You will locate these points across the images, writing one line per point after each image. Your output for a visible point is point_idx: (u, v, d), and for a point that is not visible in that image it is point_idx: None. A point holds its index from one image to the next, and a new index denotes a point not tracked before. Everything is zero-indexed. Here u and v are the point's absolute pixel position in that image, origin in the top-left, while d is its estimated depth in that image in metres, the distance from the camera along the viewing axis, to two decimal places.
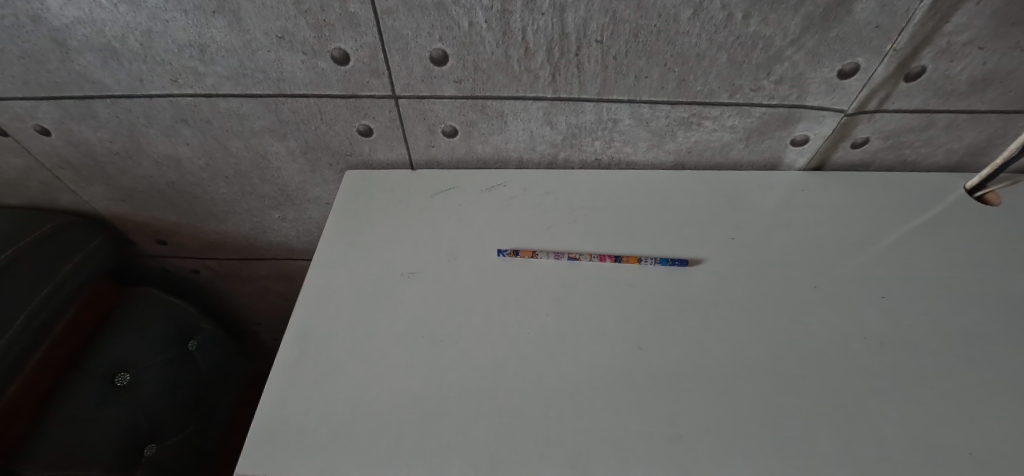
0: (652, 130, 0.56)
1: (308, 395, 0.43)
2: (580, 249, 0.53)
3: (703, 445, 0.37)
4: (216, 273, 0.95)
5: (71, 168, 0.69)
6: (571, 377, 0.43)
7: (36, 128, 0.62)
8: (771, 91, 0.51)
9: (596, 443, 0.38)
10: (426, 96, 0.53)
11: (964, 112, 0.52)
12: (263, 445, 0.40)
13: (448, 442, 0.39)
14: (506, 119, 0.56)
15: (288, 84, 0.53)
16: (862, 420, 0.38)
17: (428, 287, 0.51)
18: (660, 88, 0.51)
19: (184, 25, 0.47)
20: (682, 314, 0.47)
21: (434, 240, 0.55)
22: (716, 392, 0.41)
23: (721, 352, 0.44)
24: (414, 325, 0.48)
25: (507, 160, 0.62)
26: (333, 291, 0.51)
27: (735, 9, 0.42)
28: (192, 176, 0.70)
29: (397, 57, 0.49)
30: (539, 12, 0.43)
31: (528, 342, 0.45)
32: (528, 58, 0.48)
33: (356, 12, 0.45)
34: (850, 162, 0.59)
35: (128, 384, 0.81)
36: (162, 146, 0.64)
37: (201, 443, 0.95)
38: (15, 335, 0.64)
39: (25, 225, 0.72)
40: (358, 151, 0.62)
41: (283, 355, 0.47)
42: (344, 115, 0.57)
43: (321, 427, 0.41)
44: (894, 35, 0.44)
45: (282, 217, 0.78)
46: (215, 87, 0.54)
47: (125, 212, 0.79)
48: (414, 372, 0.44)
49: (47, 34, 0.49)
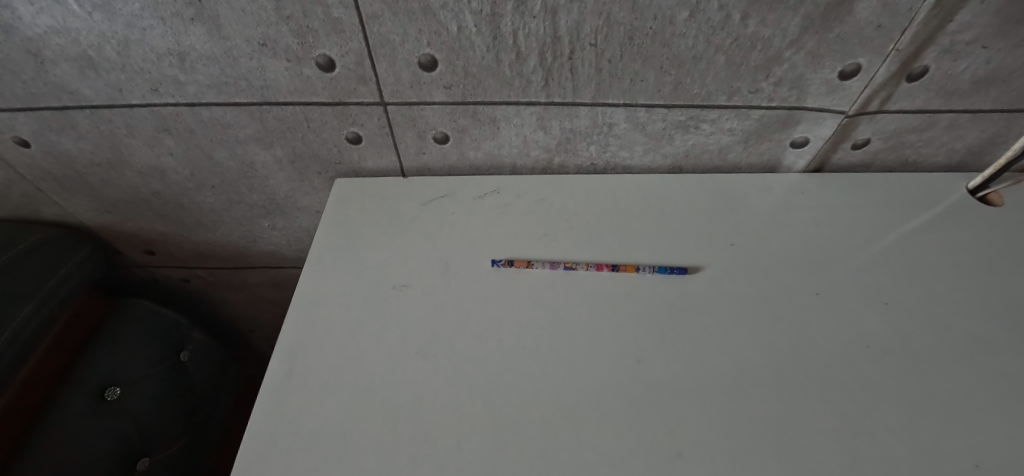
0: (648, 134, 0.55)
1: (298, 414, 0.42)
2: (575, 258, 0.52)
3: (704, 461, 0.36)
4: (208, 283, 0.93)
5: (53, 180, 0.67)
6: (567, 390, 0.42)
7: (14, 140, 0.60)
8: (770, 92, 0.49)
9: (592, 463, 0.37)
10: (415, 103, 0.52)
11: (966, 111, 0.50)
12: (250, 470, 0.39)
13: (440, 465, 0.38)
14: (498, 124, 0.54)
15: (272, 92, 0.51)
16: (865, 432, 0.38)
17: (422, 300, 0.49)
18: (656, 91, 0.49)
19: (162, 32, 0.46)
20: (680, 325, 0.46)
21: (426, 250, 0.54)
22: (716, 406, 0.40)
23: (721, 366, 0.42)
24: (406, 340, 0.46)
25: (501, 166, 0.61)
26: (324, 305, 0.50)
27: (733, 9, 0.41)
28: (178, 186, 0.68)
29: (384, 63, 0.47)
30: (530, 15, 0.42)
31: (522, 356, 0.44)
32: (520, 62, 0.47)
33: (340, 18, 0.43)
34: (851, 163, 0.58)
35: (117, 398, 0.78)
36: (146, 156, 0.62)
37: (193, 455, 0.93)
38: (10, 336, 0.64)
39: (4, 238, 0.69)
40: (348, 158, 0.60)
41: (271, 374, 0.45)
42: (332, 122, 0.55)
43: (312, 447, 0.40)
44: (896, 35, 0.43)
45: (272, 225, 0.76)
46: (197, 95, 0.52)
47: (111, 222, 0.77)
48: (409, 388, 0.43)
49: (20, 44, 0.48)
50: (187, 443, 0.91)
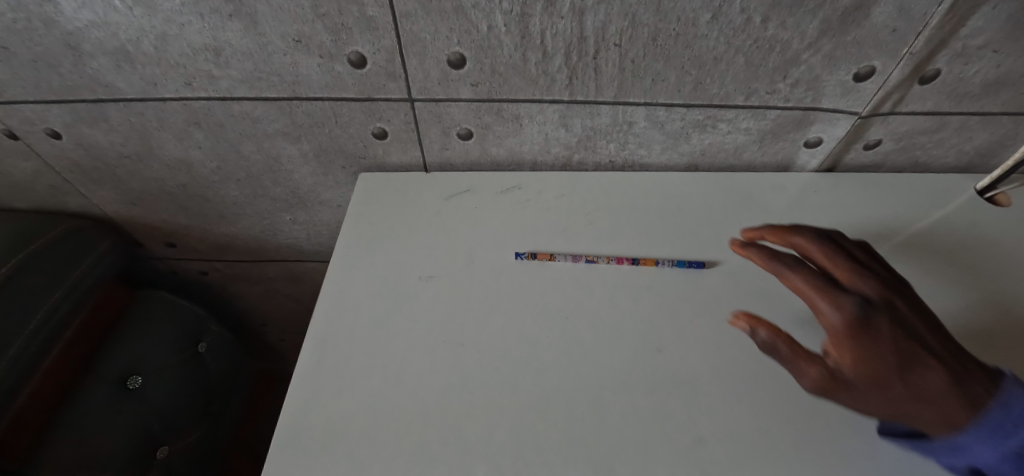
0: (667, 132, 0.56)
1: (331, 399, 0.43)
2: (596, 252, 0.53)
3: (725, 447, 0.38)
4: (225, 276, 0.95)
5: (80, 171, 0.69)
6: (592, 378, 0.43)
7: (46, 131, 0.62)
8: (787, 93, 0.51)
9: (618, 449, 0.38)
10: (442, 100, 0.53)
11: (975, 114, 0.52)
12: (286, 452, 0.40)
13: (470, 448, 0.39)
14: (521, 121, 0.56)
15: (303, 87, 0.53)
16: (879, 421, 0.39)
17: (448, 291, 0.51)
18: (677, 90, 0.51)
19: (200, 28, 0.47)
20: (700, 317, 0.47)
21: (450, 243, 0.55)
22: (736, 395, 0.41)
23: (739, 357, 0.44)
24: (433, 329, 0.48)
25: (521, 162, 0.62)
26: (351, 295, 0.51)
27: (754, 12, 0.42)
28: (203, 179, 0.69)
29: (414, 61, 0.49)
30: (558, 15, 0.43)
31: (547, 346, 0.45)
32: (546, 61, 0.48)
33: (374, 16, 0.44)
34: (862, 164, 0.60)
35: (139, 387, 0.80)
36: (174, 149, 0.64)
37: (209, 445, 0.95)
38: (35, 330, 0.65)
39: (22, 233, 0.69)
40: (373, 153, 0.62)
41: (304, 360, 0.46)
42: (359, 118, 0.57)
43: (345, 431, 0.41)
44: (910, 39, 0.44)
45: (294, 219, 0.77)
46: (230, 90, 0.54)
47: (133, 215, 0.78)
48: (437, 375, 0.44)
49: (60, 38, 0.49)
50: (204, 434, 0.93)
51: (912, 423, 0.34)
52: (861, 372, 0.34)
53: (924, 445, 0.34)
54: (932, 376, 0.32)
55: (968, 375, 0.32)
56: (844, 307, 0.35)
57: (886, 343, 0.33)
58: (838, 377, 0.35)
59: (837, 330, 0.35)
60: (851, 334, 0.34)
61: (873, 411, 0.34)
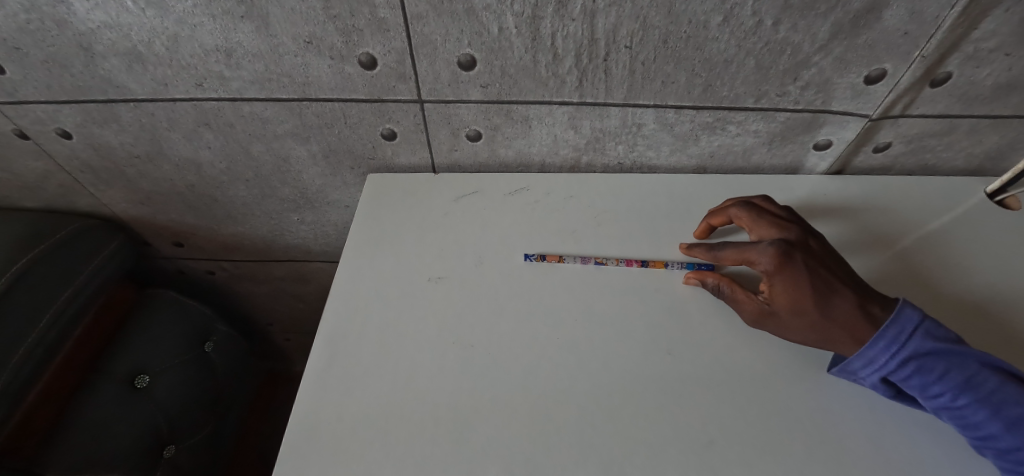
0: (676, 135, 0.56)
1: (342, 399, 0.44)
2: (605, 254, 0.53)
3: (736, 449, 0.38)
4: (231, 276, 0.95)
5: (90, 171, 0.69)
6: (602, 380, 0.43)
7: (57, 131, 0.62)
8: (797, 96, 0.51)
9: (629, 450, 0.38)
10: (452, 101, 0.53)
11: (986, 117, 0.52)
12: (297, 451, 0.40)
13: (481, 449, 0.39)
14: (530, 123, 0.56)
15: (314, 89, 0.53)
16: (892, 424, 0.39)
17: (458, 291, 0.51)
18: (687, 93, 0.51)
19: (211, 29, 0.47)
20: (710, 319, 0.47)
21: (459, 244, 0.55)
22: (747, 397, 0.41)
23: (749, 360, 0.44)
24: (442, 330, 0.48)
25: (530, 164, 0.63)
26: (361, 296, 0.51)
27: (765, 15, 0.42)
28: (212, 180, 0.70)
29: (425, 62, 0.49)
30: (569, 18, 0.43)
31: (557, 347, 0.46)
32: (557, 63, 0.48)
33: (385, 18, 0.45)
34: (871, 166, 0.60)
35: (146, 386, 0.80)
36: (184, 149, 0.64)
37: (215, 444, 0.95)
38: (42, 332, 0.65)
39: (26, 235, 0.69)
40: (381, 154, 0.62)
41: (314, 360, 0.47)
42: (368, 119, 0.57)
43: (356, 430, 0.41)
44: (922, 42, 0.44)
45: (301, 219, 0.78)
46: (240, 91, 0.54)
47: (141, 214, 0.79)
48: (448, 375, 0.44)
49: (73, 39, 0.49)
50: (211, 433, 0.92)
51: (830, 346, 0.41)
52: (784, 302, 0.41)
53: (842, 366, 0.40)
54: (842, 302, 0.40)
55: (866, 298, 0.40)
56: (770, 251, 0.43)
57: (804, 276, 0.41)
58: (770, 309, 0.43)
59: (767, 271, 0.43)
60: (778, 271, 0.42)
61: (801, 336, 0.41)
